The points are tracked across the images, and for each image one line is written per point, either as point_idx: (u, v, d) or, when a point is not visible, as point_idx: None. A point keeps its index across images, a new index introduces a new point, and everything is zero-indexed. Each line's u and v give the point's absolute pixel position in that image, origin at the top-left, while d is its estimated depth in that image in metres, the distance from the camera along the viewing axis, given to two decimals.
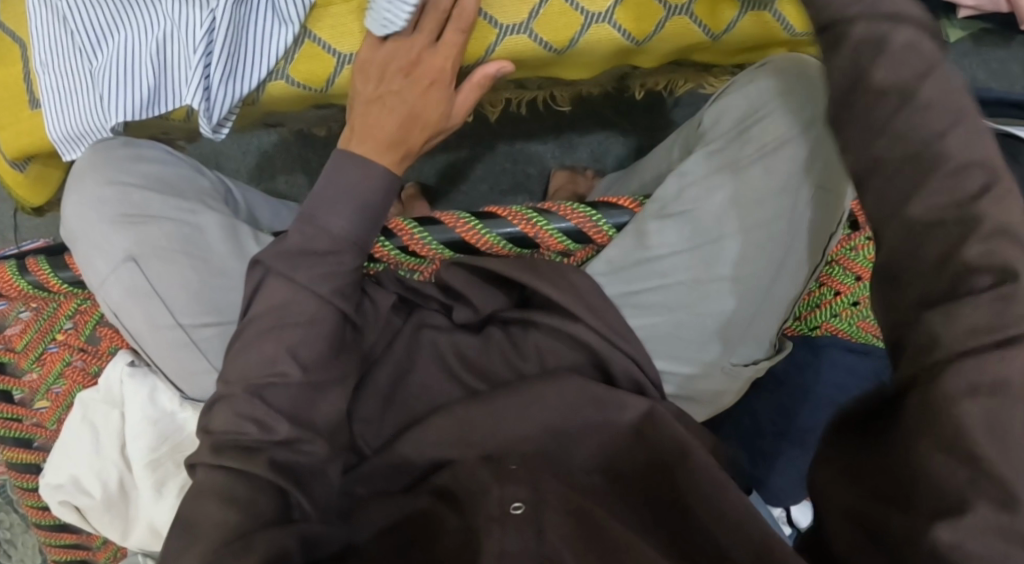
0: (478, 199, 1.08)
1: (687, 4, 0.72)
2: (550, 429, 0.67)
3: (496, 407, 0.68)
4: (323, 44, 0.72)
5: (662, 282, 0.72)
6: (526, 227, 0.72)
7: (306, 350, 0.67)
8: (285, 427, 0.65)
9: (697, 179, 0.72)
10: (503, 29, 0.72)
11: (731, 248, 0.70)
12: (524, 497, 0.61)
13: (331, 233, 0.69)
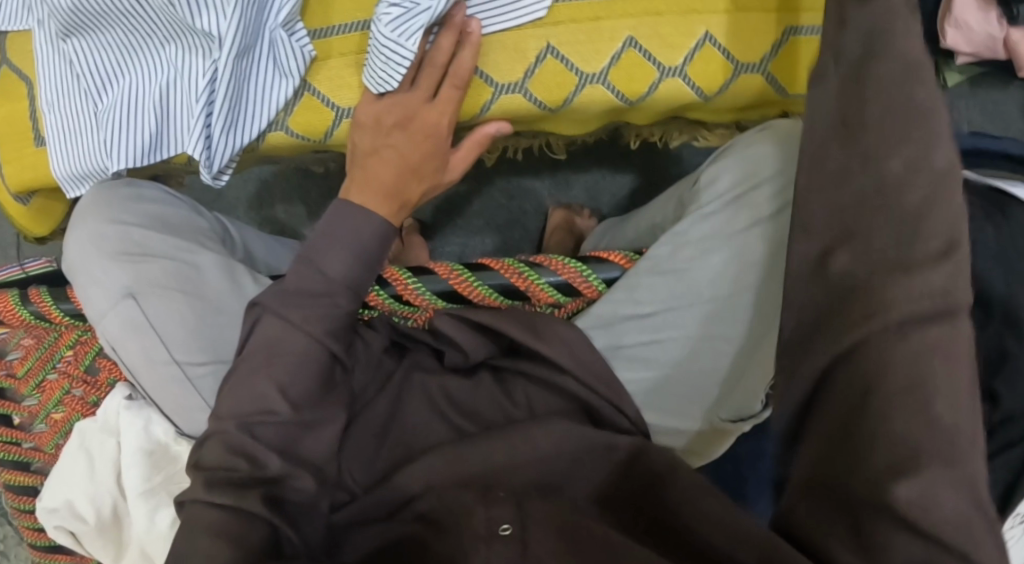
0: (474, 233, 1.09)
1: (680, 66, 0.74)
2: (540, 470, 0.70)
3: (485, 449, 0.70)
4: (322, 97, 0.74)
5: (655, 338, 0.73)
6: (518, 281, 0.73)
7: (296, 386, 0.69)
8: (275, 461, 0.67)
9: (693, 240, 0.72)
10: (498, 88, 0.75)
11: (725, 308, 0.72)
12: (511, 518, 0.64)
13: (330, 273, 0.70)
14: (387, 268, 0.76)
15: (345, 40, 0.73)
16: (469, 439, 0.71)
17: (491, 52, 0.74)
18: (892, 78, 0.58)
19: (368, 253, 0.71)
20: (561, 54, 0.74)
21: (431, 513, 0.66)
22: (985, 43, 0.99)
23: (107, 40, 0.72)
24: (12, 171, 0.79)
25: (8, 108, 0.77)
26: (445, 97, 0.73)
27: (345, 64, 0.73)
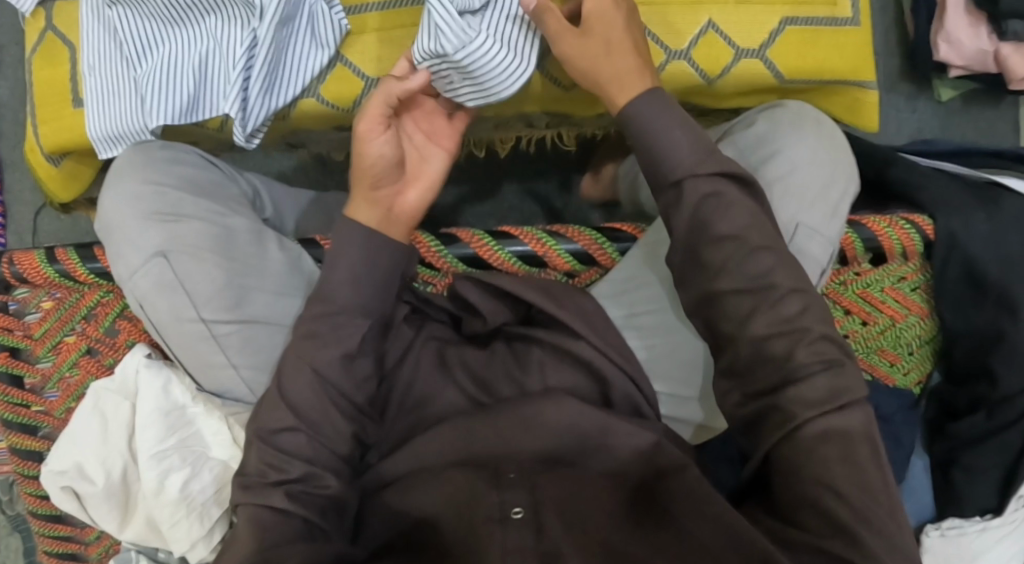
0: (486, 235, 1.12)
1: (686, 50, 0.78)
2: (542, 456, 0.73)
3: (499, 424, 0.73)
4: (353, 68, 0.77)
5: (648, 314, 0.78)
6: (536, 246, 0.76)
7: (298, 394, 0.72)
8: (298, 468, 0.71)
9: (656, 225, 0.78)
10: None
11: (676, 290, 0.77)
12: (523, 503, 0.68)
13: (330, 291, 0.73)
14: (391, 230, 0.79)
15: (378, 16, 0.77)
16: (484, 412, 0.74)
17: None
18: None
19: (364, 270, 0.73)
20: None
21: (448, 498, 0.70)
22: (977, 55, 1.03)
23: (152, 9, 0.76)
24: (49, 132, 0.82)
25: (51, 70, 0.81)
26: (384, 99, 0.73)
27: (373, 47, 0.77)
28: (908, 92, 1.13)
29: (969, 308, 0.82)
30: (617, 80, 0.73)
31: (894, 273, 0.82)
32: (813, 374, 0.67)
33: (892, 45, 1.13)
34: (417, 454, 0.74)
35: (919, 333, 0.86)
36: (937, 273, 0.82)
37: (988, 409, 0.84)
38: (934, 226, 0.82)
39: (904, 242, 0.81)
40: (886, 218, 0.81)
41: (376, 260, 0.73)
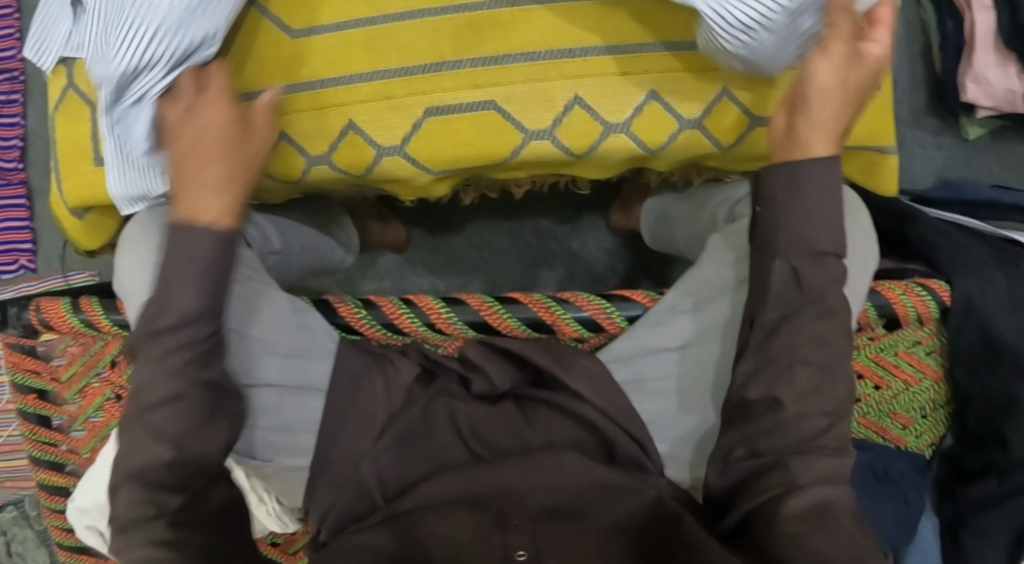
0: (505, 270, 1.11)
1: (700, 117, 0.76)
2: (547, 507, 0.73)
3: (502, 471, 0.74)
4: (365, 136, 0.77)
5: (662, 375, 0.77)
6: (545, 314, 0.77)
7: (171, 426, 0.67)
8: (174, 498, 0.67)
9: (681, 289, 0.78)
10: (527, 134, 0.76)
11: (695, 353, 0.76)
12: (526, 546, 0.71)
13: (184, 309, 0.67)
14: (381, 297, 0.80)
15: (390, 84, 0.76)
16: (487, 461, 0.75)
17: (524, 99, 0.75)
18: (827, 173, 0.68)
19: (207, 275, 0.67)
20: (588, 104, 0.75)
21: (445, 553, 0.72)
22: (1005, 95, 1.01)
23: None
24: (71, 188, 0.84)
25: (71, 129, 0.83)
26: (213, 98, 0.69)
27: (395, 116, 0.76)
28: (934, 128, 1.11)
29: (983, 372, 0.82)
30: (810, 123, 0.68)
31: (908, 338, 0.82)
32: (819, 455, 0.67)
33: (918, 80, 1.11)
34: (421, 498, 0.74)
35: (933, 397, 0.86)
36: (952, 339, 0.82)
37: (999, 473, 0.83)
38: (949, 292, 0.81)
39: (919, 310, 0.80)
40: (900, 284, 0.81)
41: (219, 266, 0.67)
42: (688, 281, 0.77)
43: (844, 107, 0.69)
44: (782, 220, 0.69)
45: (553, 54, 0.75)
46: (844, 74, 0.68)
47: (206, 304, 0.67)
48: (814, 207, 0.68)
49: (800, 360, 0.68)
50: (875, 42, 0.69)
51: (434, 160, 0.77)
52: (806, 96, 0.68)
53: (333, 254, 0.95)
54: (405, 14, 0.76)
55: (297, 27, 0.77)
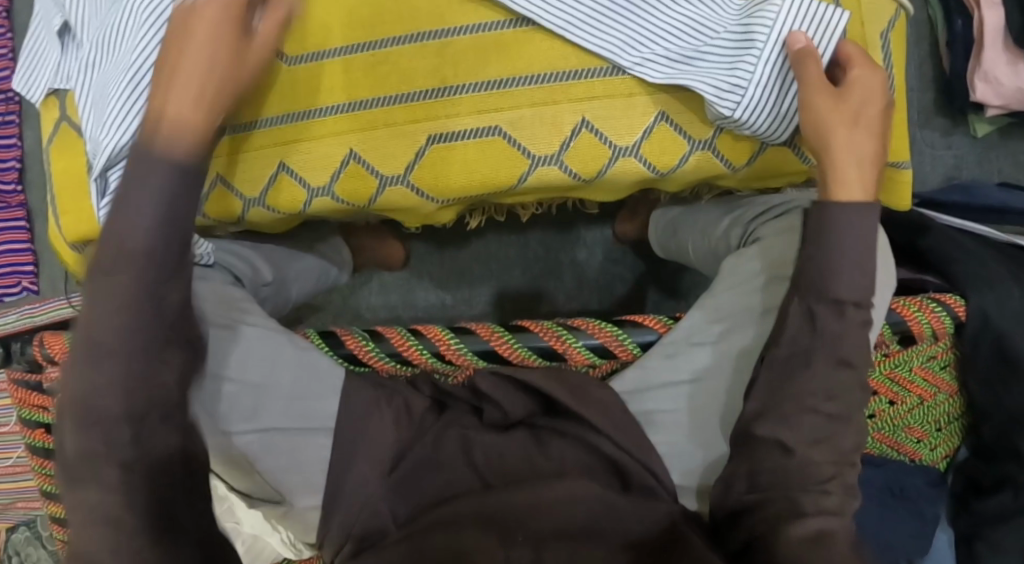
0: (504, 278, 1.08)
1: (711, 138, 0.75)
2: (560, 525, 0.70)
3: (510, 495, 0.72)
4: (367, 165, 0.75)
5: (673, 406, 0.76)
6: (555, 342, 0.77)
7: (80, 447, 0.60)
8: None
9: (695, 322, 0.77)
10: (535, 160, 0.74)
11: (713, 386, 0.76)
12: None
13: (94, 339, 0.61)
14: (389, 328, 0.79)
15: (391, 111, 0.74)
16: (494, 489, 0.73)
17: (531, 124, 0.74)
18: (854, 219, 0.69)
19: (127, 313, 0.61)
20: (596, 127, 0.74)
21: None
22: (1015, 95, 1.00)
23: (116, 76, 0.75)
24: (69, 223, 0.82)
25: (67, 161, 0.82)
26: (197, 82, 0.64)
27: (400, 144, 0.74)
28: (944, 128, 1.09)
29: (998, 387, 0.81)
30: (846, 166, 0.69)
31: (923, 353, 0.82)
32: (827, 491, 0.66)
33: (927, 78, 1.09)
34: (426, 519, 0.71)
35: (947, 410, 0.86)
36: (969, 352, 0.82)
37: (1015, 487, 0.82)
38: (964, 306, 0.81)
39: (934, 325, 0.80)
40: (916, 300, 0.81)
41: (132, 303, 0.61)
42: (698, 318, 0.77)
43: (854, 136, 0.70)
44: (812, 253, 0.69)
45: (558, 76, 0.74)
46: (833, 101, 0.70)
47: (119, 335, 0.60)
48: (851, 245, 0.68)
49: (810, 402, 0.68)
50: (855, 70, 0.71)
51: (440, 189, 0.75)
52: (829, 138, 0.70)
53: (326, 278, 0.93)
54: (405, 37, 0.74)
55: (294, 55, 0.75)
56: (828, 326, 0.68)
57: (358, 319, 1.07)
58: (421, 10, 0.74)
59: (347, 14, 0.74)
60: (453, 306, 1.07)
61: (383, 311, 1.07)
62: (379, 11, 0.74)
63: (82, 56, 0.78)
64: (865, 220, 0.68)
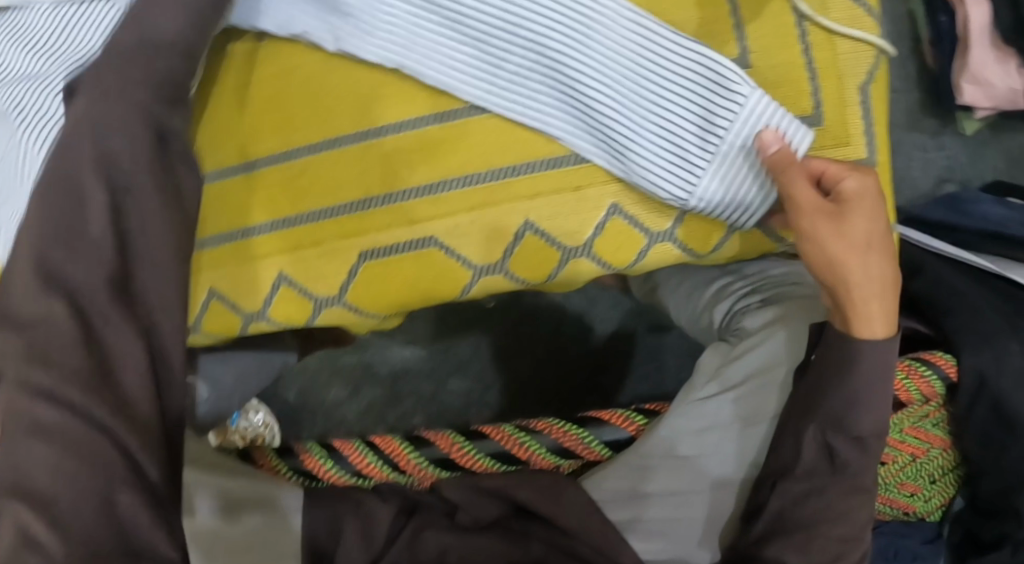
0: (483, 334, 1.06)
1: (670, 230, 0.69)
2: None
3: None
4: (299, 288, 0.70)
5: (680, 512, 0.71)
6: (516, 449, 0.74)
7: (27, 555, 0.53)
8: None
9: (718, 422, 0.72)
10: (477, 269, 0.69)
11: (722, 494, 0.72)
12: None
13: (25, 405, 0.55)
14: (345, 443, 0.77)
15: (317, 229, 0.69)
16: None
17: (468, 233, 0.68)
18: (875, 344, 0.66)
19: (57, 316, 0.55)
20: (541, 230, 0.68)
21: None
22: (1005, 97, 0.92)
23: None
24: None
25: None
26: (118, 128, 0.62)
27: (337, 265, 0.69)
28: (933, 128, 1.02)
29: (996, 446, 0.76)
30: (865, 304, 0.65)
31: (915, 415, 0.77)
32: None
33: (911, 78, 1.01)
34: None
35: (941, 463, 0.81)
36: (963, 413, 0.77)
37: (1014, 544, 0.78)
38: (957, 366, 0.76)
39: (924, 390, 0.75)
40: (903, 363, 0.75)
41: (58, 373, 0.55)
42: (716, 415, 0.72)
43: (866, 262, 0.64)
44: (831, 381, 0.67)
45: (494, 175, 0.68)
46: (830, 225, 0.63)
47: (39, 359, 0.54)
48: (872, 371, 0.66)
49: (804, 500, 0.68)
50: (849, 180, 0.63)
51: (383, 306, 0.71)
52: (842, 275, 0.64)
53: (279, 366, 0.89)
54: (323, 144, 0.69)
55: (212, 172, 0.70)
56: (849, 461, 0.67)
57: (337, 376, 1.07)
58: (340, 112, 0.68)
59: (262, 121, 0.69)
60: (432, 358, 1.06)
61: (359, 368, 1.07)
62: (293, 115, 0.69)
63: None
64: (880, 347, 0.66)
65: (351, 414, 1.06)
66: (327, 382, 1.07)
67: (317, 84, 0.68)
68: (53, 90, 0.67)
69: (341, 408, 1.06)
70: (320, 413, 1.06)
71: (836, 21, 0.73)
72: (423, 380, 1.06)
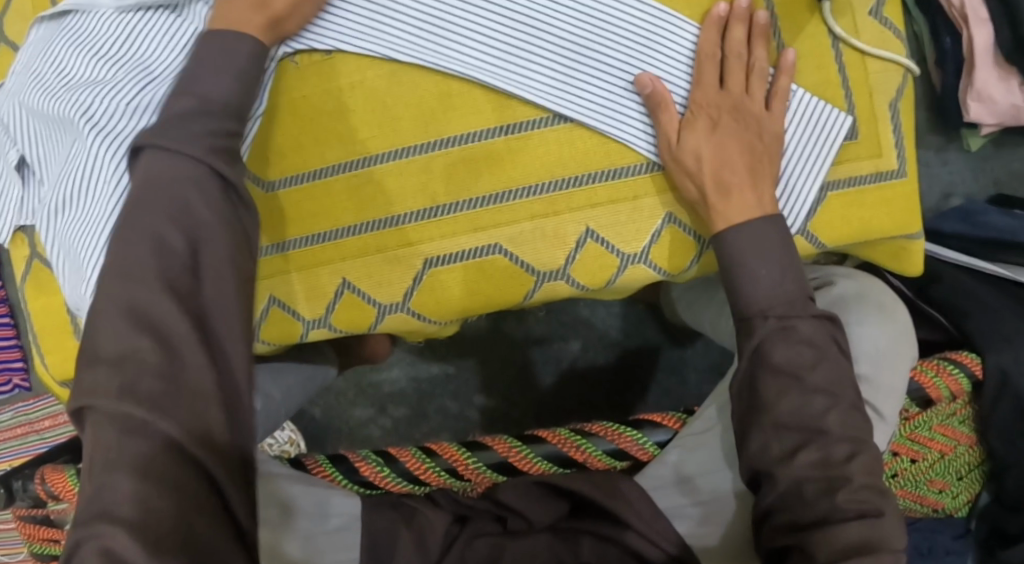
0: (504, 345, 1.06)
1: None
2: None
3: None
4: (363, 294, 0.72)
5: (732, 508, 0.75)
6: (574, 452, 0.77)
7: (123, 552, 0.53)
8: None
9: (717, 406, 0.78)
10: (540, 276, 0.71)
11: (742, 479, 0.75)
12: None
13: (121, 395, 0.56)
14: (402, 450, 0.79)
15: (382, 236, 0.71)
16: None
17: (531, 239, 0.71)
18: (757, 231, 0.68)
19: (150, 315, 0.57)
20: (601, 237, 0.71)
21: None
22: (1008, 113, 0.97)
23: (49, 203, 0.72)
24: (54, 361, 0.78)
25: (45, 302, 0.78)
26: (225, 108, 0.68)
27: (403, 271, 0.71)
28: (937, 145, 1.07)
29: (1020, 439, 0.80)
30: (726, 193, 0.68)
31: (943, 412, 0.81)
32: (848, 520, 0.63)
33: (916, 98, 1.07)
34: None
35: (968, 460, 0.85)
36: (987, 410, 0.81)
37: None
38: (981, 364, 0.81)
39: (953, 389, 0.80)
40: (932, 364, 0.80)
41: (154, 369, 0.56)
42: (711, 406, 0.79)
43: (722, 152, 0.69)
44: (736, 280, 0.69)
45: (555, 185, 0.70)
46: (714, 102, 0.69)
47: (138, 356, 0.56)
48: (749, 259, 0.68)
49: (812, 454, 0.65)
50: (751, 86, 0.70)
51: (446, 316, 0.72)
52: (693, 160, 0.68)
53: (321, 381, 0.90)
54: (387, 153, 0.71)
55: (277, 178, 0.71)
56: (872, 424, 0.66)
57: (362, 395, 1.07)
58: (405, 123, 0.71)
59: (324, 130, 0.71)
60: (456, 375, 1.06)
61: (384, 386, 1.06)
62: (356, 124, 0.71)
63: (42, 198, 0.73)
64: (764, 234, 0.68)
65: (376, 431, 1.06)
66: (352, 402, 1.07)
67: (383, 95, 0.71)
68: (124, 96, 0.70)
69: (366, 427, 1.07)
70: (345, 431, 1.07)
71: (870, 43, 0.72)
72: (449, 397, 1.06)
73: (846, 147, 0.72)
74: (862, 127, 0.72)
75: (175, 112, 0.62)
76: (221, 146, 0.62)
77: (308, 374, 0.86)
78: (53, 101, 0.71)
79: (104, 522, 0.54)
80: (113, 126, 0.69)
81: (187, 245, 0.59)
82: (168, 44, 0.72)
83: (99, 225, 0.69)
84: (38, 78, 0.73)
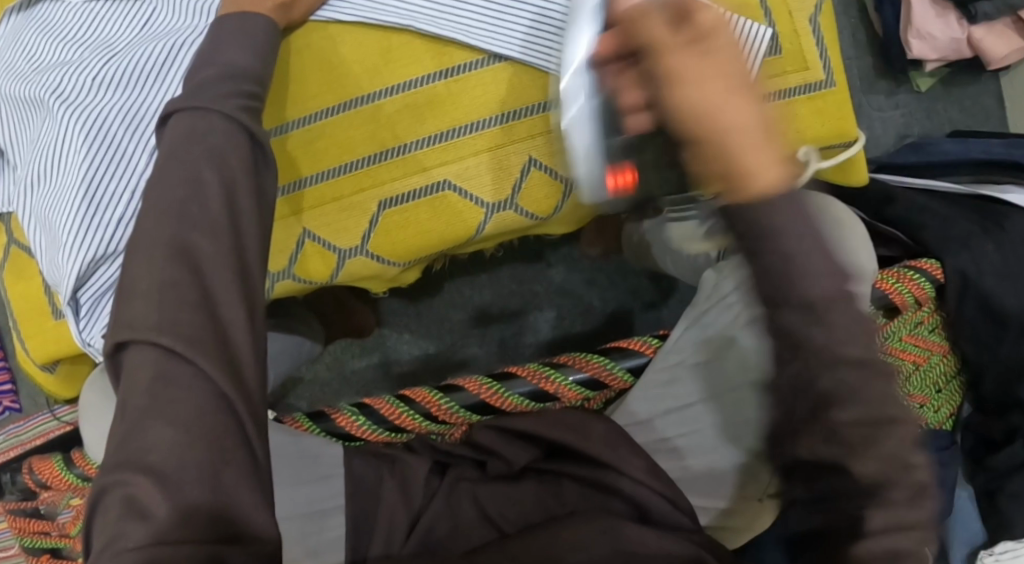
0: (488, 320, 1.08)
1: None
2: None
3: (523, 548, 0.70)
4: (323, 242, 0.75)
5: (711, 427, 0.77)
6: (544, 383, 0.78)
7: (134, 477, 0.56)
8: None
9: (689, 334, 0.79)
10: (489, 208, 0.75)
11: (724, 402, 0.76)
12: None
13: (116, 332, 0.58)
14: (377, 399, 0.79)
15: (336, 184, 0.74)
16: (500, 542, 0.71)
17: (477, 173, 0.74)
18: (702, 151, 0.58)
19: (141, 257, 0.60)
20: (544, 165, 0.74)
21: None
22: (950, 45, 1.01)
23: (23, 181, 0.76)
24: (36, 345, 0.81)
25: (23, 286, 0.81)
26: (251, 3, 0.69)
27: (361, 214, 0.75)
28: (885, 89, 1.11)
29: (990, 340, 0.83)
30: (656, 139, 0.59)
31: (911, 321, 0.82)
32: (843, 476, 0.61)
33: (862, 46, 1.10)
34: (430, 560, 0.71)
35: (945, 370, 0.87)
36: (955, 314, 0.84)
37: None
38: (941, 268, 0.83)
39: (915, 293, 0.81)
40: (893, 272, 0.81)
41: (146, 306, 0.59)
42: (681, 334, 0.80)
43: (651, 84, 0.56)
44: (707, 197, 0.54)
45: (496, 120, 0.73)
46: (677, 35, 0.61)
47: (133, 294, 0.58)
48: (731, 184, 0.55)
49: None
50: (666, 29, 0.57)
51: (404, 254, 0.76)
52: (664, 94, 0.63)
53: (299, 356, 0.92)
54: (339, 106, 0.74)
55: (273, 127, 0.74)
56: None
57: (347, 383, 1.08)
58: (353, 75, 0.74)
59: (278, 90, 0.74)
60: (439, 355, 1.08)
61: (370, 372, 1.08)
62: (306, 84, 0.74)
63: (17, 180, 0.77)
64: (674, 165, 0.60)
65: None
66: (338, 391, 1.08)
67: (327, 53, 0.74)
68: (88, 71, 0.74)
69: None
70: None
71: None
72: (435, 376, 1.08)
73: (774, 64, 0.75)
74: (784, 43, 0.75)
75: (205, 79, 0.64)
76: (250, 111, 0.65)
77: (286, 345, 0.88)
78: (25, 84, 0.75)
79: (131, 469, 0.57)
80: (82, 100, 0.73)
81: (168, 189, 0.61)
82: (130, 23, 0.76)
83: (72, 192, 0.72)
84: (10, 67, 0.77)
